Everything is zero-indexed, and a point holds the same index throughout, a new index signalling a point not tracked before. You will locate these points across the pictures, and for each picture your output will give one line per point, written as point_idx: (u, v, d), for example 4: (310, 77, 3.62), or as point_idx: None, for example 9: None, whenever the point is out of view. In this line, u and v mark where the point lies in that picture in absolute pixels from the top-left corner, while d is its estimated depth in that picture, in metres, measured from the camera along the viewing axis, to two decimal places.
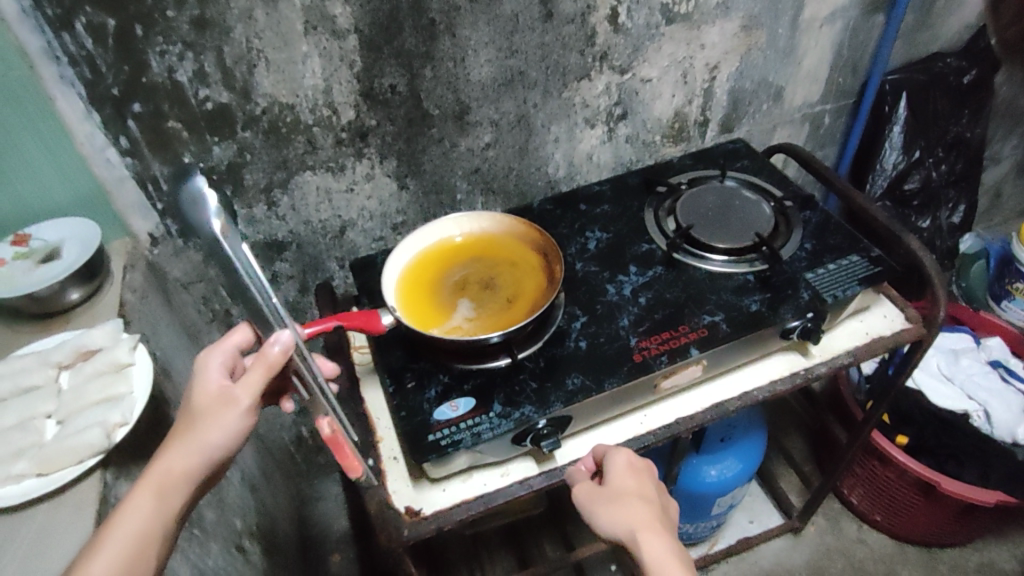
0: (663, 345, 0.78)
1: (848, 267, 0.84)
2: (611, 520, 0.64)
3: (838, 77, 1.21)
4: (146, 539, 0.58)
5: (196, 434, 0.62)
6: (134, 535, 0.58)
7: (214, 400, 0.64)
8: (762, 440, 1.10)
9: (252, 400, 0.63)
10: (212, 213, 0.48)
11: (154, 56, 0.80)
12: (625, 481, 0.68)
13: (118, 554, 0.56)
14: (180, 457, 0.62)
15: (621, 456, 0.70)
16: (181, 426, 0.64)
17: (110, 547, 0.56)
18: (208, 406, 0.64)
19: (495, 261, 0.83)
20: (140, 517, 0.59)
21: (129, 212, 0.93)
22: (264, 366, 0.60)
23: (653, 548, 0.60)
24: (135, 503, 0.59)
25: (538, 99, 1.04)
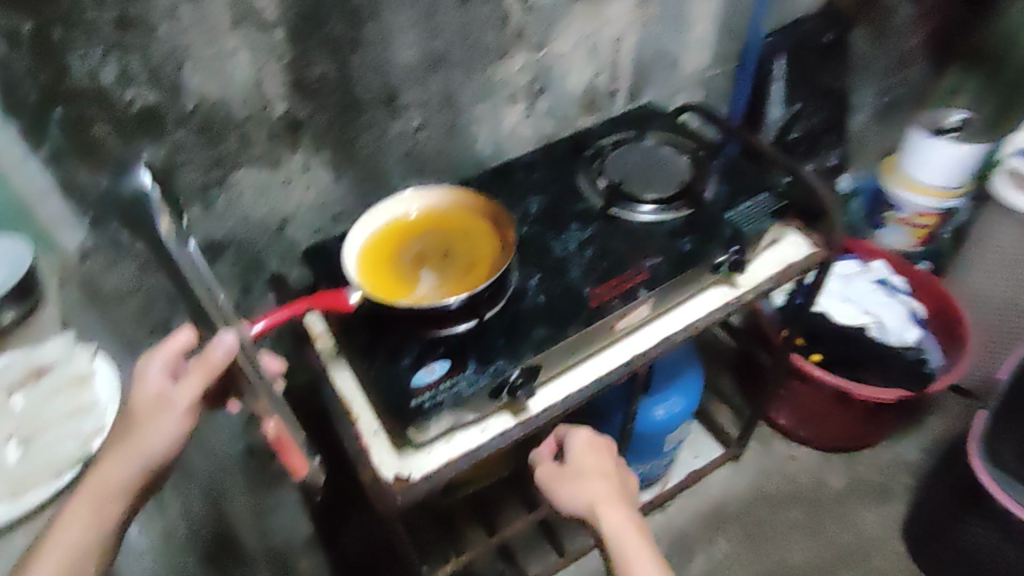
0: (615, 290, 0.86)
1: (759, 204, 0.96)
2: (573, 493, 0.84)
3: (724, 43, 1.34)
4: (84, 550, 0.61)
5: (137, 442, 0.67)
6: (72, 546, 0.61)
7: (155, 407, 0.69)
8: (699, 374, 1.20)
9: (188, 402, 0.69)
10: (157, 211, 0.56)
11: (74, 60, 0.79)
12: (583, 459, 0.88)
13: (57, 565, 0.60)
14: (117, 466, 0.65)
15: (577, 437, 0.91)
16: (119, 433, 0.68)
17: (48, 561, 0.60)
18: (146, 412, 0.69)
19: (450, 233, 0.88)
20: (76, 528, 0.62)
21: (56, 227, 0.89)
22: (204, 371, 0.67)
23: (607, 514, 0.80)
24: (72, 516, 0.62)
25: (462, 80, 1.09)
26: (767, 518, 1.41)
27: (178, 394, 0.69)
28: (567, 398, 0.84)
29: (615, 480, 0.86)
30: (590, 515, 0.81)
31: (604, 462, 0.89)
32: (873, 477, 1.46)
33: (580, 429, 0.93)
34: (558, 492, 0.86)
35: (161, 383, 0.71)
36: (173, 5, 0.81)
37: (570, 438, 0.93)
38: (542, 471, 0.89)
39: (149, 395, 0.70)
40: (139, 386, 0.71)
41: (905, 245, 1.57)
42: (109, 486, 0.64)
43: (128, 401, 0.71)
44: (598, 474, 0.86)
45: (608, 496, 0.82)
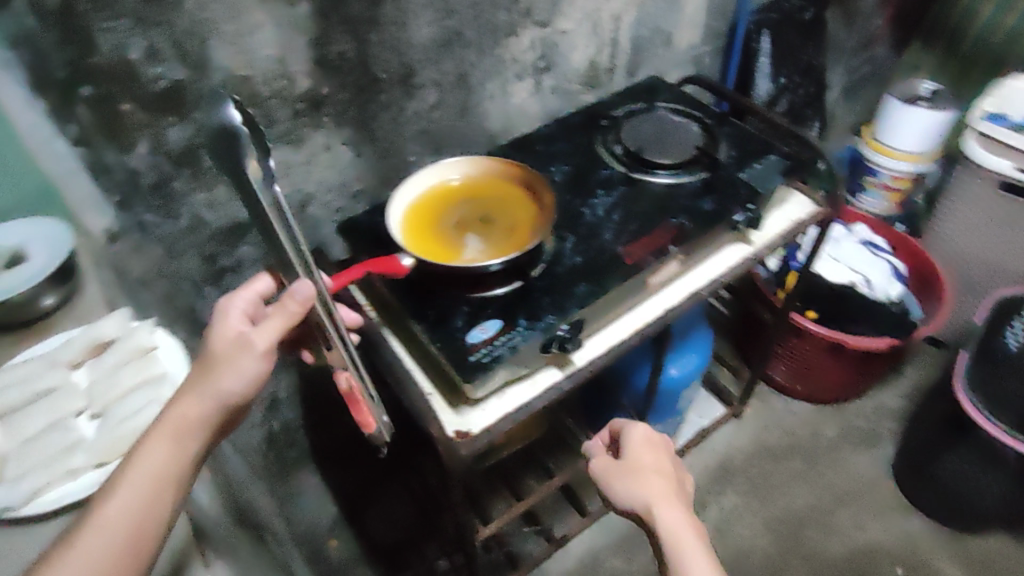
0: (647, 247, 0.89)
1: (769, 164, 1.01)
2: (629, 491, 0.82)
3: (713, 21, 1.40)
4: (165, 482, 0.59)
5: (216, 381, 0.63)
6: (155, 476, 0.58)
7: (235, 348, 0.65)
8: (708, 334, 1.25)
9: (267, 345, 0.66)
10: (246, 150, 0.51)
11: (101, 35, 0.78)
12: (641, 456, 0.87)
13: (138, 494, 0.57)
14: (194, 401, 0.62)
15: (635, 431, 0.90)
16: (195, 371, 0.65)
17: (131, 488, 0.57)
18: (225, 353, 0.65)
19: (486, 199, 0.90)
20: (157, 457, 0.59)
21: (81, 208, 0.90)
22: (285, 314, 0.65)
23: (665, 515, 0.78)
24: (153, 446, 0.60)
25: (475, 58, 1.11)
26: (771, 471, 1.47)
27: (258, 335, 0.65)
28: (607, 352, 0.87)
29: (674, 480, 0.84)
30: (644, 512, 0.80)
31: (661, 459, 0.87)
32: (860, 422, 1.55)
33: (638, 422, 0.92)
34: (615, 487, 0.84)
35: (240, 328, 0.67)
36: None
37: (627, 432, 0.91)
38: (596, 463, 0.88)
39: (227, 341, 0.66)
40: (215, 329, 0.68)
41: (885, 210, 1.65)
42: (189, 420, 0.61)
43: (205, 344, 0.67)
44: (653, 469, 0.85)
45: (664, 495, 0.81)
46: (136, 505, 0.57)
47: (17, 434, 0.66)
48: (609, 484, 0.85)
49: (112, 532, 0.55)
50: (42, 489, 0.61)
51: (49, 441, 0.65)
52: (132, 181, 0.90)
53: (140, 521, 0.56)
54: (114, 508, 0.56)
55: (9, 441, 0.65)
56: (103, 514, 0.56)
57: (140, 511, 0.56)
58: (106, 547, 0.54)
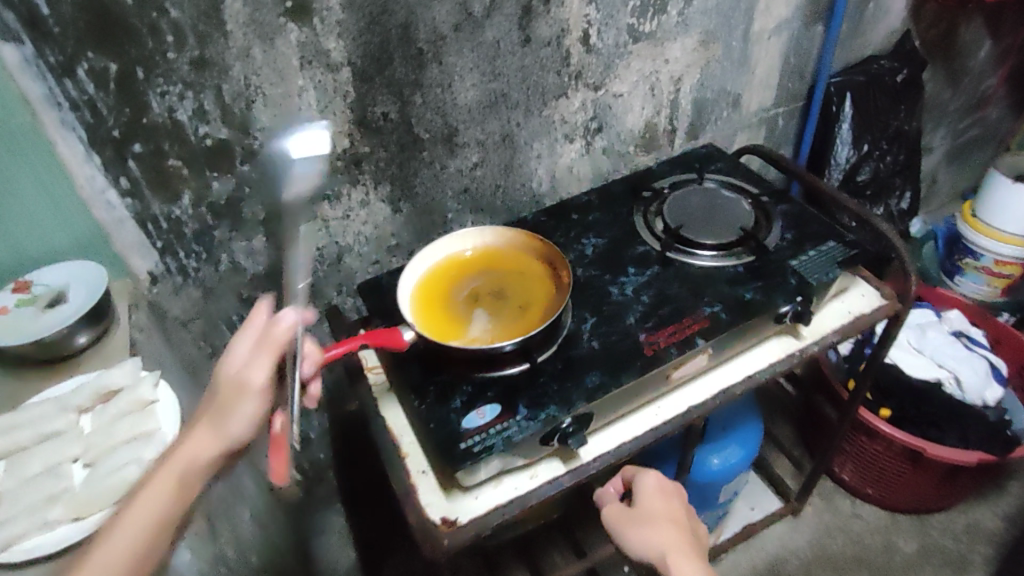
0: (671, 338, 0.84)
1: (827, 252, 0.92)
2: (644, 543, 0.79)
3: (787, 82, 1.32)
4: (157, 520, 0.62)
5: (217, 423, 0.66)
6: (149, 519, 0.62)
7: (234, 388, 0.66)
8: (758, 428, 1.15)
9: (263, 381, 0.67)
10: None
11: (154, 97, 0.82)
12: (654, 502, 0.84)
13: (130, 538, 0.61)
14: (193, 448, 0.65)
15: (647, 478, 0.87)
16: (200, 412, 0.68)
17: (128, 529, 0.61)
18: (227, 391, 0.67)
19: (503, 273, 0.88)
20: (151, 499, 0.63)
21: (128, 252, 0.92)
22: (275, 346, 0.67)
23: (682, 567, 0.76)
24: (154, 486, 0.63)
25: (521, 118, 1.09)
26: None
27: (252, 373, 0.66)
28: (617, 449, 0.81)
29: (686, 527, 0.82)
30: (659, 564, 0.77)
31: (675, 507, 0.84)
32: (948, 543, 1.36)
33: (649, 469, 0.89)
34: (627, 538, 0.81)
35: (243, 363, 0.68)
36: (246, 46, 0.84)
37: (637, 479, 0.88)
38: (607, 512, 0.86)
39: (230, 379, 0.67)
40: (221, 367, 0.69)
41: (986, 295, 1.48)
42: (182, 467, 0.64)
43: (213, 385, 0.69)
44: (666, 521, 0.82)
45: (680, 546, 0.78)
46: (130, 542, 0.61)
47: (16, 476, 0.70)
48: (622, 534, 0.82)
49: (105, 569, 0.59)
50: (17, 539, 0.63)
51: (39, 487, 0.67)
52: (176, 229, 0.93)
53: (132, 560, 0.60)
54: (109, 549, 0.60)
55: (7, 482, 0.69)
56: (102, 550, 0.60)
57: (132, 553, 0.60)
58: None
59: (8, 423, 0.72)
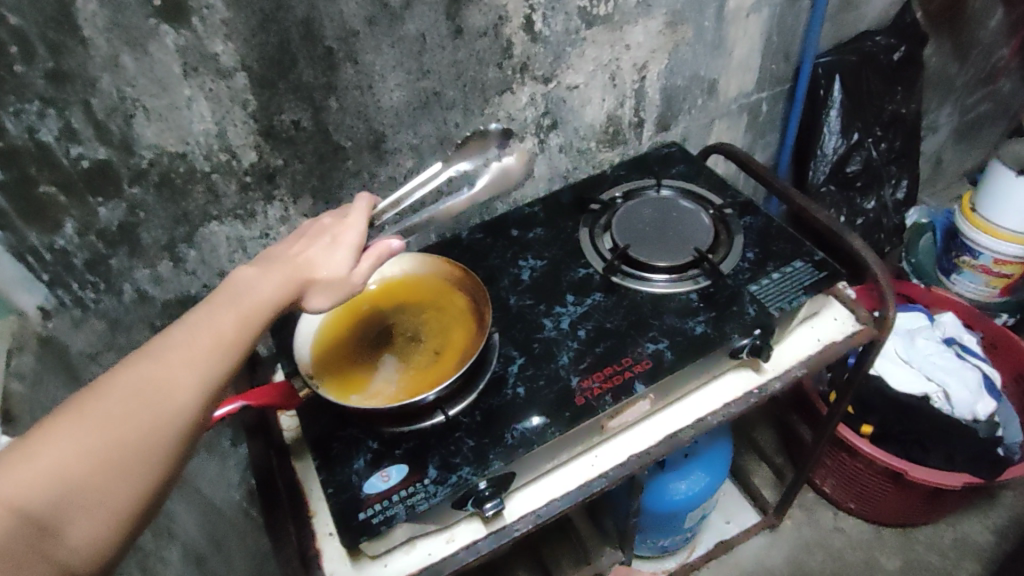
0: (606, 383, 0.72)
1: (792, 275, 0.80)
2: None
3: (770, 64, 1.18)
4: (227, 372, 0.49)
5: (313, 285, 0.58)
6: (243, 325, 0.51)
7: (345, 265, 0.59)
8: (727, 448, 1.03)
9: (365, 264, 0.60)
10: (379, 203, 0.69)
11: (8, 117, 0.70)
12: None
13: (228, 331, 0.50)
14: (285, 279, 0.56)
15: None
16: (291, 253, 0.59)
17: (231, 315, 0.51)
18: (322, 249, 0.59)
19: (420, 308, 0.77)
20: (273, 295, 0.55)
21: (11, 288, 0.79)
22: (376, 259, 0.60)
23: None
24: (260, 290, 0.54)
25: (460, 119, 0.97)
26: None
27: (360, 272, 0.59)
28: (546, 507, 0.70)
29: None
30: None
31: None
32: (933, 559, 1.26)
33: None
34: None
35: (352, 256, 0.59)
36: (113, 54, 0.72)
37: None
38: None
39: (334, 264, 0.59)
40: (319, 235, 0.61)
41: (982, 296, 1.41)
42: (275, 304, 0.55)
43: (299, 244, 0.60)
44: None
45: None
46: (198, 377, 0.47)
47: None
48: None
49: (183, 381, 0.46)
50: None
51: None
52: (63, 260, 0.82)
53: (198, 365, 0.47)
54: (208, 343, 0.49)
55: None
56: (172, 366, 0.46)
57: (224, 355, 0.49)
58: (164, 398, 0.45)
59: None
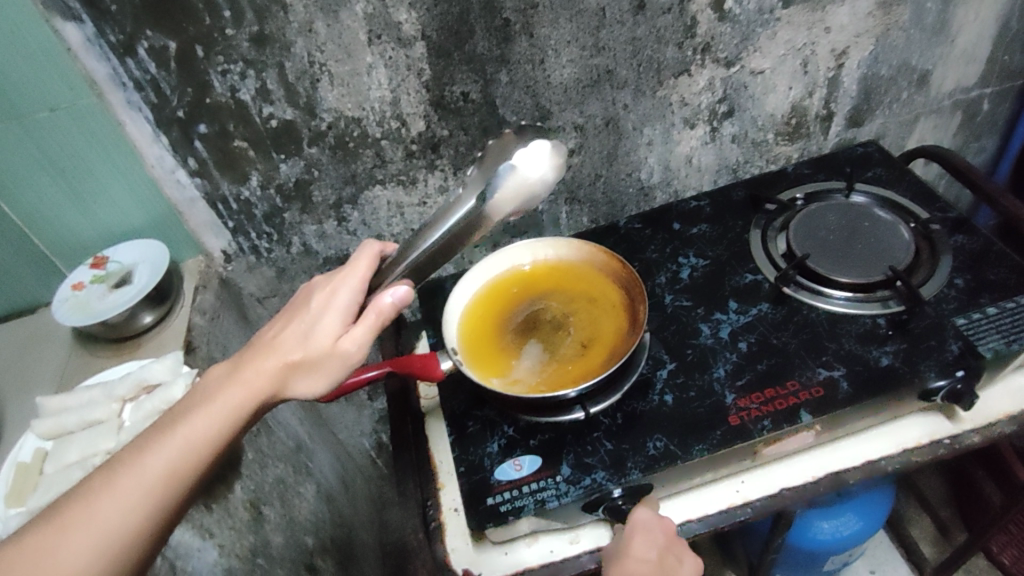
0: (766, 406, 0.66)
1: (1014, 312, 0.68)
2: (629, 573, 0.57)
3: (1002, 54, 1.00)
4: (141, 526, 0.49)
5: (292, 372, 0.59)
6: (173, 466, 0.51)
7: (325, 348, 0.60)
8: (887, 495, 0.94)
9: (349, 342, 0.60)
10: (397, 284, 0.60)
11: (216, 76, 0.77)
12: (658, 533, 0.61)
13: (150, 480, 0.50)
14: (244, 387, 0.57)
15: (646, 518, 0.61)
16: (268, 342, 0.60)
17: (159, 458, 0.51)
18: (298, 334, 0.61)
19: (571, 297, 0.75)
20: (215, 421, 0.55)
21: (201, 231, 0.92)
22: (375, 319, 0.60)
23: None
24: (204, 416, 0.55)
25: (630, 100, 0.92)
26: None
27: (347, 338, 0.60)
28: (681, 527, 0.66)
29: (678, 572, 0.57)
30: None
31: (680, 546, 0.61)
32: None
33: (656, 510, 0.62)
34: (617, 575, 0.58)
35: (341, 323, 0.61)
36: (309, 20, 0.75)
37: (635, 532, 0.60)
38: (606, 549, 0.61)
39: (322, 339, 0.60)
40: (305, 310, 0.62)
41: None
42: (235, 414, 0.56)
43: (282, 325, 0.62)
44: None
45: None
46: (100, 541, 0.47)
47: (55, 462, 0.71)
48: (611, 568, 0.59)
49: (81, 547, 0.46)
50: None
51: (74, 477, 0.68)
52: (247, 210, 0.91)
53: (129, 504, 0.49)
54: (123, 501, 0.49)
55: (49, 467, 0.70)
56: (72, 533, 0.47)
57: (135, 511, 0.49)
58: (85, 537, 0.47)
59: (60, 407, 0.75)
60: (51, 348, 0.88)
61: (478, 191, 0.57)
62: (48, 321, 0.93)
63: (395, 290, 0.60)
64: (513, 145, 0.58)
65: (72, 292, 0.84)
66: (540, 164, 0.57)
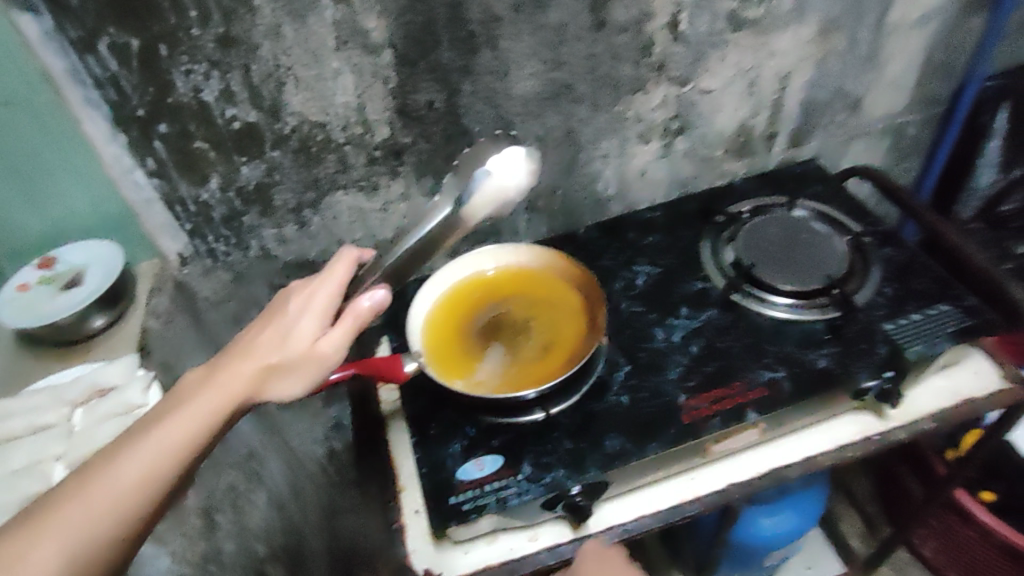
0: (715, 405, 0.70)
1: (936, 318, 0.74)
2: None
3: (926, 84, 1.09)
4: (116, 532, 0.48)
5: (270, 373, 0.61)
6: (151, 467, 0.51)
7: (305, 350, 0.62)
8: (822, 491, 0.99)
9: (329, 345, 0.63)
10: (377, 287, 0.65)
11: (179, 75, 0.77)
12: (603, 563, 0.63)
13: (126, 484, 0.50)
14: (223, 387, 0.58)
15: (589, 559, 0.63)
16: (246, 344, 0.62)
17: (135, 458, 0.51)
18: (277, 336, 0.62)
19: (533, 301, 0.76)
20: (192, 424, 0.55)
21: (157, 233, 0.91)
22: (353, 322, 0.64)
23: None
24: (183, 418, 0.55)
25: (588, 114, 0.96)
26: None
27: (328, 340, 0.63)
28: (634, 523, 0.69)
29: None
30: None
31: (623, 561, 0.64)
32: None
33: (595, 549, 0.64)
34: None
35: (320, 325, 0.64)
36: (276, 24, 0.76)
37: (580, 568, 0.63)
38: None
39: (301, 340, 0.63)
40: (283, 311, 0.65)
41: None
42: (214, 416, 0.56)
43: (258, 329, 0.63)
44: None
45: None
46: (76, 547, 0.46)
47: (3, 466, 0.69)
48: None
49: (56, 552, 0.46)
50: None
51: (17, 484, 0.66)
52: (204, 212, 0.90)
53: (106, 508, 0.48)
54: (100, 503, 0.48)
55: None
56: (44, 540, 0.46)
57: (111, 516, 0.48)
58: (59, 542, 0.46)
59: (4, 411, 0.73)
60: None
61: (456, 199, 0.63)
62: None
63: (375, 293, 0.64)
64: (489, 153, 0.64)
65: (18, 293, 0.81)
66: (514, 171, 0.63)
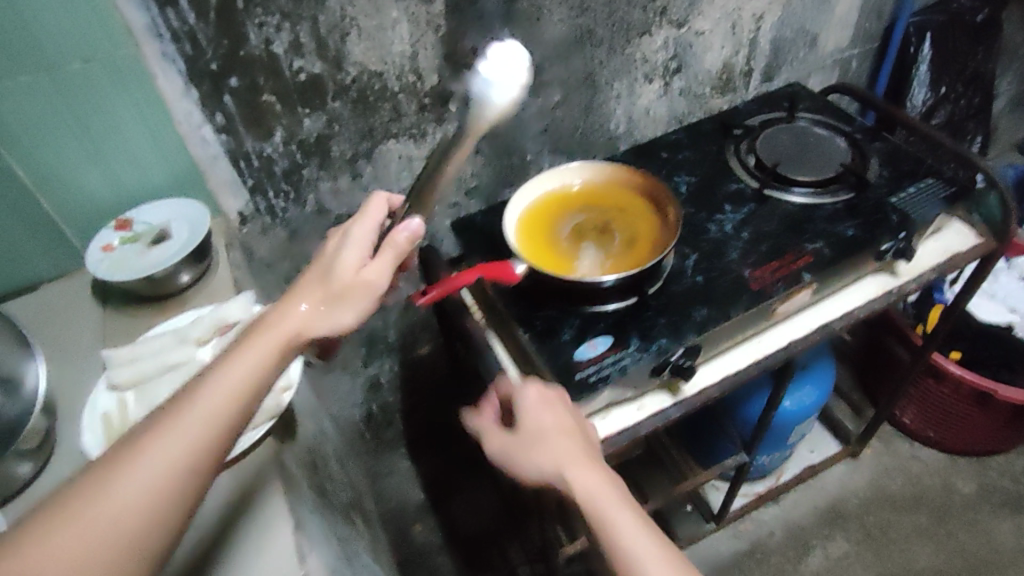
0: (777, 273, 0.83)
1: (927, 189, 0.91)
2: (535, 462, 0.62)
3: (865, 22, 1.29)
4: (207, 455, 0.48)
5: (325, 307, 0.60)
6: (222, 402, 0.50)
7: (351, 282, 0.62)
8: (830, 366, 1.15)
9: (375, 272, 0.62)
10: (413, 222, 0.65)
11: (252, 28, 0.80)
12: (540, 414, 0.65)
13: (210, 408, 0.49)
14: (282, 323, 0.57)
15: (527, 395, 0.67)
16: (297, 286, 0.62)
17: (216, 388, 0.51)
18: (322, 275, 0.62)
19: (622, 216, 0.85)
20: (262, 357, 0.54)
21: (220, 191, 0.93)
22: (392, 252, 0.63)
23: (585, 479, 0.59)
24: (252, 352, 0.54)
25: (605, 56, 1.06)
26: (890, 519, 1.32)
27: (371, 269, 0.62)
28: (719, 384, 0.81)
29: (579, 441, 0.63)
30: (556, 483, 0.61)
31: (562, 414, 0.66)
32: (1008, 485, 1.36)
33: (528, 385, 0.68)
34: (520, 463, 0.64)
35: (362, 256, 0.63)
36: None
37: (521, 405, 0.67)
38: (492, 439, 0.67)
39: (347, 271, 0.62)
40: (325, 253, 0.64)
41: None
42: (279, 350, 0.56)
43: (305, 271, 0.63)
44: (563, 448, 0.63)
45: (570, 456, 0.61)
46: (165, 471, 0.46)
47: (146, 404, 0.70)
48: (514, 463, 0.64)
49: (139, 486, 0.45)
50: None
51: None
52: (267, 167, 0.93)
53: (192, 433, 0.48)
54: (147, 463, 0.46)
55: (138, 410, 0.69)
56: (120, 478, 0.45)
57: (200, 439, 0.48)
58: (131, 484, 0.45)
59: (130, 357, 0.74)
60: (76, 319, 0.84)
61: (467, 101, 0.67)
62: (60, 298, 0.88)
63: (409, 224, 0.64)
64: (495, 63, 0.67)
65: (105, 254, 0.82)
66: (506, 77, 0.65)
